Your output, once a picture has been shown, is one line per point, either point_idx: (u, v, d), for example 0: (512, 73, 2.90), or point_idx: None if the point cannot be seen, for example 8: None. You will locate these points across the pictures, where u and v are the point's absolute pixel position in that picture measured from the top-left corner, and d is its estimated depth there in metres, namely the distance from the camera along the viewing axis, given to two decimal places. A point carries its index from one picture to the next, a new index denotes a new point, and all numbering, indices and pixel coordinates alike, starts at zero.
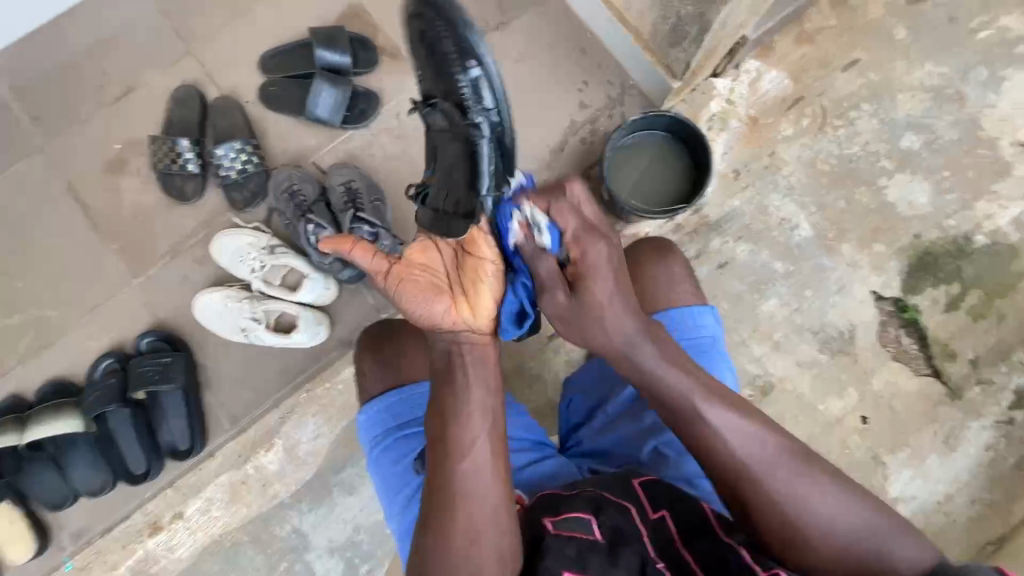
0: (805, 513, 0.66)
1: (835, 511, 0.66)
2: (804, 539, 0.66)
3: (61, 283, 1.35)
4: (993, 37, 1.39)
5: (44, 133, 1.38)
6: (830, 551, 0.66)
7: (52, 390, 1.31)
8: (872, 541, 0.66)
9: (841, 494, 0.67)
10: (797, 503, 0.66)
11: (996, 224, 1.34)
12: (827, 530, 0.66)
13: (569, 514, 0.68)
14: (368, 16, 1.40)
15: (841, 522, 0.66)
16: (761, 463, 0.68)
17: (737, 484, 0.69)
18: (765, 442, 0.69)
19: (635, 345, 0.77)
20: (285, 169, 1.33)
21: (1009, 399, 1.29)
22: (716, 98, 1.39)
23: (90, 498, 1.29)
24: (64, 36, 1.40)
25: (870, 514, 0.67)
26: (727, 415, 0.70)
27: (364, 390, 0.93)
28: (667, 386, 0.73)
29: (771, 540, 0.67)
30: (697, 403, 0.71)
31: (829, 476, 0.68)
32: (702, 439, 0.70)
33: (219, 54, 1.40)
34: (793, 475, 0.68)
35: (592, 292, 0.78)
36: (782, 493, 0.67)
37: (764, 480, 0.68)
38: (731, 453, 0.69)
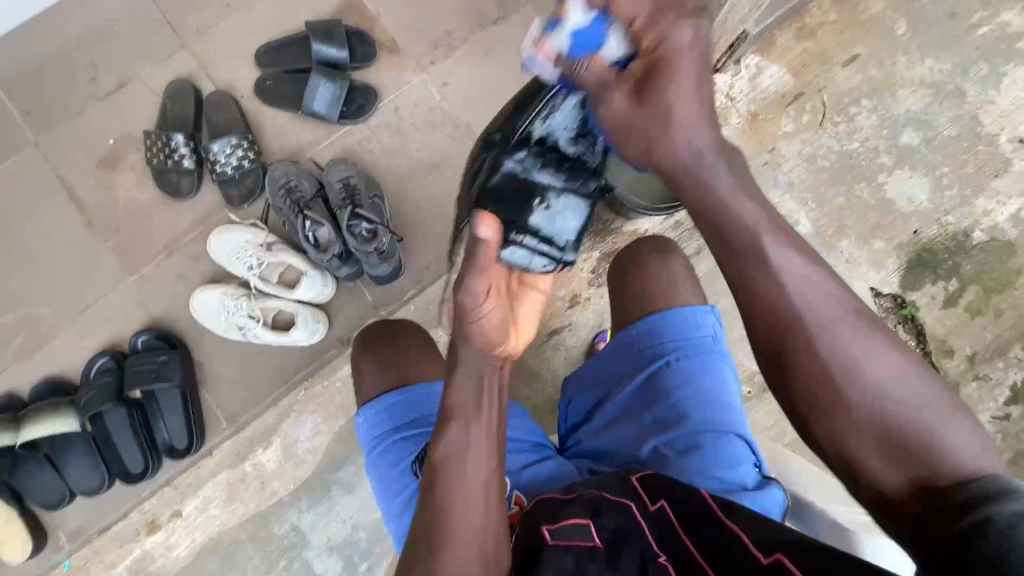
0: (856, 384, 0.58)
1: (892, 388, 0.58)
2: (841, 408, 0.58)
3: (55, 281, 1.34)
4: (994, 33, 1.38)
5: (35, 128, 1.36)
6: (879, 428, 0.57)
7: (47, 389, 1.29)
8: (924, 420, 0.57)
9: (897, 368, 0.58)
10: (849, 371, 0.58)
11: (994, 221, 1.34)
12: (876, 401, 0.57)
13: (568, 520, 0.67)
14: (365, 10, 1.38)
15: (894, 398, 0.57)
16: (819, 314, 0.60)
17: (781, 336, 0.60)
18: (822, 286, 0.61)
19: (707, 163, 0.66)
20: (282, 164, 1.31)
21: (1007, 394, 1.30)
22: (716, 93, 1.38)
23: (86, 497, 1.28)
24: (53, 28, 1.37)
25: (927, 392, 0.58)
26: (790, 257, 0.62)
27: (364, 393, 0.92)
28: (731, 215, 0.64)
29: (800, 403, 0.60)
30: (760, 242, 0.62)
31: (887, 346, 0.59)
32: (751, 279, 0.62)
33: (213, 48, 1.38)
34: (850, 334, 0.59)
35: (663, 89, 0.67)
36: (833, 360, 0.59)
37: (820, 337, 0.59)
38: (782, 303, 0.61)
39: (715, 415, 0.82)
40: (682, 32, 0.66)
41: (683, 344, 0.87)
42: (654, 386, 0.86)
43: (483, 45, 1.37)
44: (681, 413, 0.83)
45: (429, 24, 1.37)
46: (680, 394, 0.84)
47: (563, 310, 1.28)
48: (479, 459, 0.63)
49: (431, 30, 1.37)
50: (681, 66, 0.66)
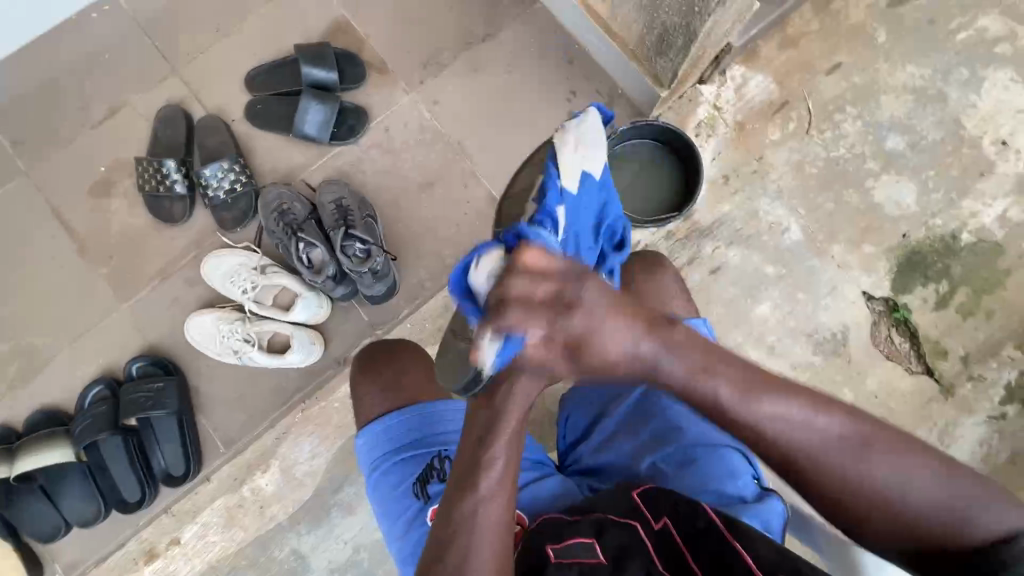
0: (875, 497, 0.62)
1: (911, 491, 0.62)
2: (867, 513, 0.63)
3: (48, 309, 1.33)
4: (972, 38, 1.41)
5: (25, 157, 1.36)
6: (901, 528, 0.62)
7: (42, 418, 1.28)
8: (954, 509, 0.61)
9: (918, 467, 0.62)
10: (866, 489, 0.62)
11: (981, 223, 1.36)
12: (897, 500, 0.62)
13: (573, 540, 0.67)
14: (354, 31, 1.39)
15: (918, 499, 0.62)
16: (826, 450, 0.62)
17: (793, 469, 0.64)
18: (820, 428, 0.63)
19: (660, 357, 0.63)
20: (275, 187, 1.30)
21: (1001, 394, 1.31)
22: (703, 104, 1.40)
23: (82, 528, 1.26)
24: (43, 57, 1.38)
25: (949, 481, 0.62)
26: (772, 407, 0.63)
27: (363, 414, 0.92)
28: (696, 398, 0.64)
29: (830, 509, 0.64)
30: (743, 397, 0.63)
31: (897, 448, 0.62)
32: (751, 434, 0.64)
33: (203, 73, 1.39)
34: (853, 454, 0.62)
35: (593, 352, 0.61)
36: (855, 482, 0.62)
37: (817, 469, 0.63)
38: (781, 442, 0.63)
39: (713, 429, 0.82)
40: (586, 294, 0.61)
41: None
42: (650, 402, 0.86)
43: (471, 63, 1.38)
44: (677, 427, 0.83)
45: (417, 44, 1.39)
46: (676, 409, 0.84)
47: None
48: (507, 500, 0.65)
49: (419, 50, 1.39)
50: (600, 325, 0.61)
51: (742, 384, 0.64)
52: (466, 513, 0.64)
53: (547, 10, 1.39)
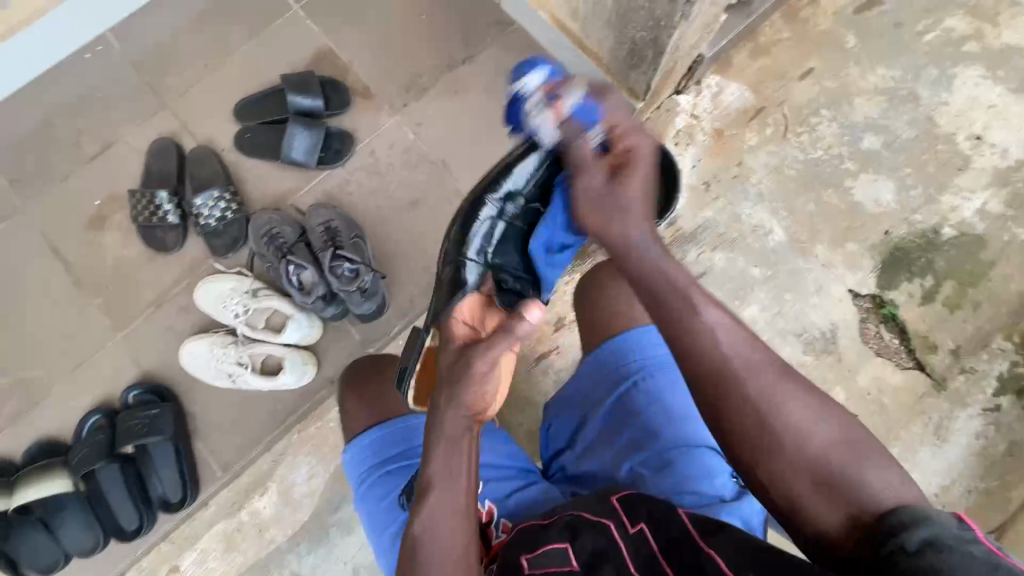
0: (781, 423, 0.60)
1: (808, 421, 0.60)
2: (774, 451, 0.60)
3: (46, 342, 1.35)
4: (940, 38, 1.45)
5: (23, 195, 1.40)
6: (812, 474, 0.58)
7: (41, 450, 1.29)
8: (846, 465, 0.58)
9: (833, 426, 0.60)
10: (771, 411, 0.60)
11: (961, 216, 1.38)
12: (805, 441, 0.59)
13: (546, 547, 0.68)
14: (339, 60, 1.44)
15: (821, 443, 0.59)
16: (751, 374, 0.62)
17: (714, 381, 0.62)
18: (736, 331, 0.64)
19: (642, 246, 0.70)
20: (265, 213, 1.34)
21: (994, 385, 1.31)
22: (680, 114, 1.43)
23: (81, 558, 1.27)
24: (39, 98, 1.43)
25: (846, 429, 0.60)
26: (707, 313, 0.64)
27: (350, 427, 0.93)
28: (653, 280, 0.68)
29: (736, 447, 0.62)
30: (687, 290, 0.66)
31: (811, 392, 0.61)
32: (683, 339, 0.64)
33: (194, 106, 1.44)
34: (774, 381, 0.62)
35: (628, 179, 0.72)
36: (775, 419, 0.60)
37: (744, 381, 0.62)
38: (710, 350, 0.63)
39: (686, 431, 0.84)
40: (639, 139, 0.76)
41: (647, 363, 0.89)
42: (626, 407, 0.88)
43: (452, 85, 1.42)
44: (653, 432, 0.85)
45: (400, 69, 1.43)
46: (650, 414, 0.86)
47: (550, 333, 1.30)
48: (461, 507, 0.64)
49: (402, 74, 1.43)
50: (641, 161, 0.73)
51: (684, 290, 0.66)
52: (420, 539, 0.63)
53: (524, 30, 1.43)
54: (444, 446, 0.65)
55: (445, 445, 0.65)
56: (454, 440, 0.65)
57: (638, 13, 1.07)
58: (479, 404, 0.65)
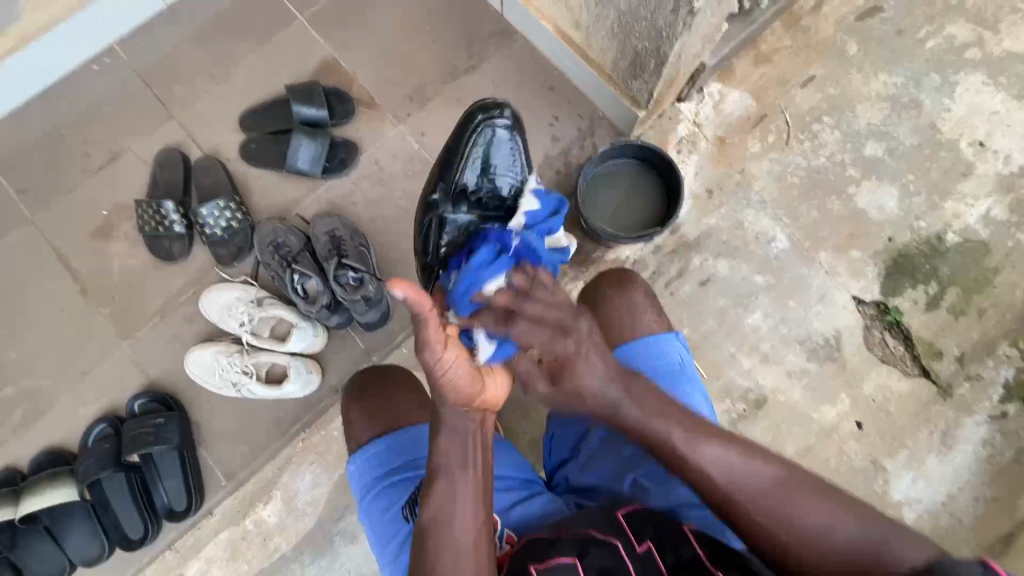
0: (793, 530, 0.68)
1: (822, 522, 0.68)
2: (798, 555, 0.68)
3: (52, 351, 1.36)
4: (942, 45, 1.45)
5: (31, 205, 1.41)
6: (837, 565, 0.67)
7: (47, 459, 1.30)
8: (871, 549, 0.66)
9: (830, 511, 0.68)
10: (783, 522, 0.68)
11: (965, 223, 1.38)
12: (818, 541, 0.67)
13: (555, 560, 0.68)
14: (343, 70, 1.45)
15: (836, 531, 0.67)
16: (774, 510, 0.68)
17: (726, 506, 0.70)
18: (739, 461, 0.70)
19: (617, 400, 0.73)
20: (269, 222, 1.35)
21: (1000, 392, 1.30)
22: (683, 122, 1.44)
23: (86, 567, 1.27)
24: (48, 110, 1.44)
25: (854, 519, 0.68)
26: (711, 449, 0.71)
27: (354, 438, 0.92)
28: (646, 430, 0.73)
29: (767, 554, 0.69)
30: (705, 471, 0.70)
31: (814, 491, 0.69)
32: (701, 482, 0.70)
33: (199, 117, 1.45)
34: (780, 494, 0.69)
35: (573, 377, 0.71)
36: (794, 527, 0.68)
37: (752, 509, 0.69)
38: (717, 488, 0.70)
39: None
40: (568, 346, 0.70)
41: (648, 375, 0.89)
42: None
43: (455, 94, 1.43)
44: None
45: (404, 79, 1.44)
46: None
47: None
48: (474, 506, 0.67)
49: (405, 84, 1.44)
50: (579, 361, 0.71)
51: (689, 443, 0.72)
52: (431, 531, 0.67)
53: (526, 40, 1.44)
54: (456, 438, 0.69)
55: (453, 435, 0.69)
56: (460, 428, 0.69)
57: (641, 24, 1.08)
58: (454, 380, 0.65)
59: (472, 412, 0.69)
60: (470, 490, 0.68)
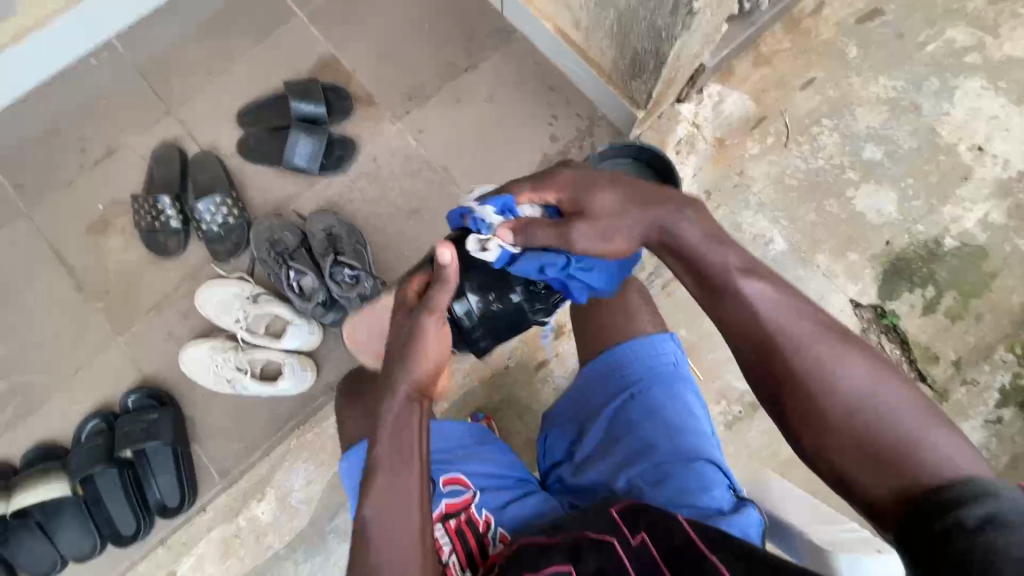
0: (830, 394, 0.63)
1: (863, 397, 0.62)
2: (819, 414, 0.63)
3: (47, 346, 1.36)
4: (942, 49, 1.45)
5: (27, 199, 1.41)
6: (862, 446, 0.61)
7: (40, 454, 1.29)
8: (909, 433, 0.60)
9: (902, 407, 0.62)
10: (821, 383, 0.64)
11: (963, 227, 1.38)
12: (854, 413, 0.62)
13: (553, 568, 0.67)
14: (342, 67, 1.45)
15: (863, 407, 0.62)
16: (830, 374, 0.64)
17: (769, 354, 0.66)
18: (790, 309, 0.67)
19: (682, 232, 0.70)
20: (266, 219, 1.34)
21: (996, 397, 1.30)
22: (682, 123, 1.43)
23: (78, 563, 1.26)
24: (45, 103, 1.44)
25: (892, 406, 0.62)
26: (759, 288, 0.68)
27: (347, 435, 0.92)
28: (699, 259, 0.70)
29: (790, 412, 0.65)
30: (764, 288, 0.68)
31: (869, 361, 0.64)
32: (732, 313, 0.69)
33: (197, 112, 1.44)
34: (832, 351, 0.65)
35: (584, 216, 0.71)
36: (838, 395, 0.63)
37: (789, 351, 0.66)
38: (757, 325, 0.67)
39: (683, 443, 0.83)
40: (601, 198, 0.71)
41: (642, 376, 0.89)
42: (622, 419, 0.88)
43: (454, 92, 1.43)
44: (649, 444, 0.84)
45: (403, 77, 1.44)
46: (646, 426, 0.86)
47: (549, 341, 1.30)
48: (415, 488, 0.67)
49: (404, 82, 1.44)
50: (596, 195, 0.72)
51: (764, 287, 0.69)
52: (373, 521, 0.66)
53: (526, 39, 1.44)
54: (398, 424, 0.68)
55: (400, 417, 0.68)
56: (405, 414, 0.68)
57: (640, 24, 1.07)
58: (424, 352, 0.68)
59: (414, 399, 0.69)
60: (411, 478, 0.67)
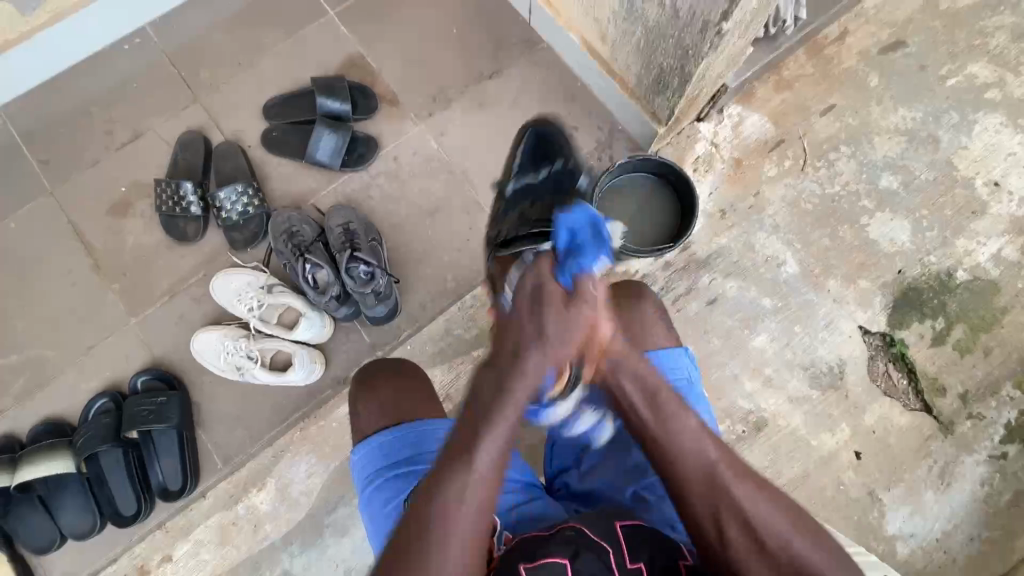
0: (750, 526, 0.67)
1: (779, 533, 0.67)
2: (732, 535, 0.67)
3: (61, 323, 1.37)
4: (962, 84, 1.46)
5: (52, 177, 1.43)
6: (776, 568, 0.66)
7: (46, 429, 1.30)
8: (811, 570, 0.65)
9: (787, 517, 0.68)
10: (743, 516, 0.67)
11: (976, 261, 1.38)
12: (764, 546, 0.66)
13: (547, 559, 0.68)
14: (369, 66, 1.47)
15: (780, 544, 0.66)
16: (709, 461, 0.70)
17: (683, 482, 0.70)
18: (711, 448, 0.71)
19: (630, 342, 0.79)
20: (285, 211, 1.36)
21: (1001, 433, 1.30)
22: (701, 141, 1.45)
23: (76, 541, 1.27)
24: (77, 84, 1.46)
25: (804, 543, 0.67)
26: (687, 421, 0.72)
27: (360, 429, 0.92)
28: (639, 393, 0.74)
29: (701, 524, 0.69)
30: (673, 398, 0.74)
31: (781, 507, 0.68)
32: (670, 450, 0.71)
33: (224, 101, 1.47)
34: (741, 489, 0.68)
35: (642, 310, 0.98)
36: (729, 494, 0.68)
37: (727, 488, 0.68)
38: (692, 461, 0.70)
39: None
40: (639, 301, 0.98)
41: None
42: None
43: (478, 98, 1.45)
44: None
45: (429, 80, 1.46)
46: None
47: None
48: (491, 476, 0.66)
49: (428, 85, 1.46)
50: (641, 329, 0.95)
51: (667, 406, 0.73)
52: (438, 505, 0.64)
53: (551, 49, 1.46)
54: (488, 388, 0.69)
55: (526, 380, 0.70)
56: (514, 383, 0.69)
57: (668, 41, 1.09)
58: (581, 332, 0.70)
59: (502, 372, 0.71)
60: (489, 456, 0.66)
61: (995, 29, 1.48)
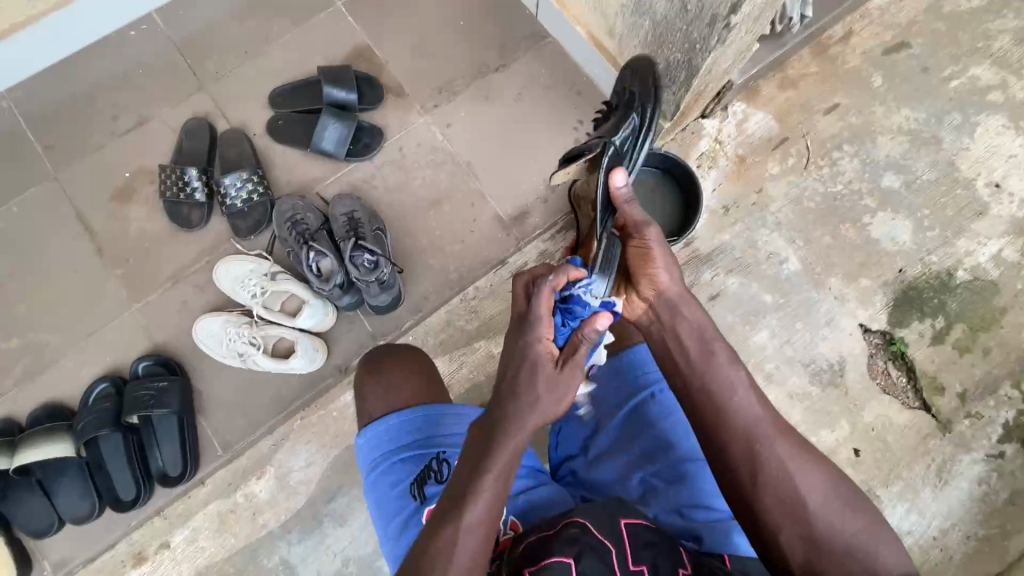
0: (796, 490, 0.69)
1: (822, 497, 0.69)
2: (779, 492, 0.69)
3: (62, 307, 1.37)
4: (965, 86, 1.47)
5: (55, 161, 1.42)
6: (817, 533, 0.68)
7: (47, 413, 1.30)
8: (849, 533, 0.68)
9: (826, 480, 0.70)
10: (785, 475, 0.69)
11: (976, 261, 1.39)
12: (807, 508, 0.68)
13: (549, 561, 0.67)
14: (375, 57, 1.47)
15: (827, 508, 0.68)
16: (757, 420, 0.72)
17: (723, 430, 0.73)
18: (761, 407, 0.73)
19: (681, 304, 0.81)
20: (289, 199, 1.36)
21: (999, 432, 1.31)
22: (705, 137, 1.46)
23: (73, 526, 1.26)
24: (82, 69, 1.46)
25: (844, 504, 0.69)
26: (739, 377, 0.74)
27: (365, 412, 0.92)
28: (685, 338, 0.79)
29: (743, 475, 0.71)
30: (726, 357, 0.76)
31: (824, 471, 0.70)
32: (718, 399, 0.74)
33: (230, 90, 1.47)
34: (790, 453, 0.70)
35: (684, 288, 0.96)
36: (775, 454, 0.70)
37: (774, 447, 0.71)
38: (741, 418, 0.72)
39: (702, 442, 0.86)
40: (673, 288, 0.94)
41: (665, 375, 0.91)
42: (638, 418, 0.89)
43: (484, 90, 1.45)
44: (668, 443, 0.86)
45: (435, 72, 1.46)
46: (663, 425, 0.87)
47: None
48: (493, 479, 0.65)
49: (434, 77, 1.46)
50: None
51: (719, 361, 0.76)
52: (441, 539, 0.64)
53: (558, 44, 1.46)
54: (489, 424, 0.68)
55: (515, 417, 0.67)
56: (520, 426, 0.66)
57: (676, 34, 1.09)
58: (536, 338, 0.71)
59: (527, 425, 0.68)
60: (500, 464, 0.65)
61: (998, 32, 1.49)
